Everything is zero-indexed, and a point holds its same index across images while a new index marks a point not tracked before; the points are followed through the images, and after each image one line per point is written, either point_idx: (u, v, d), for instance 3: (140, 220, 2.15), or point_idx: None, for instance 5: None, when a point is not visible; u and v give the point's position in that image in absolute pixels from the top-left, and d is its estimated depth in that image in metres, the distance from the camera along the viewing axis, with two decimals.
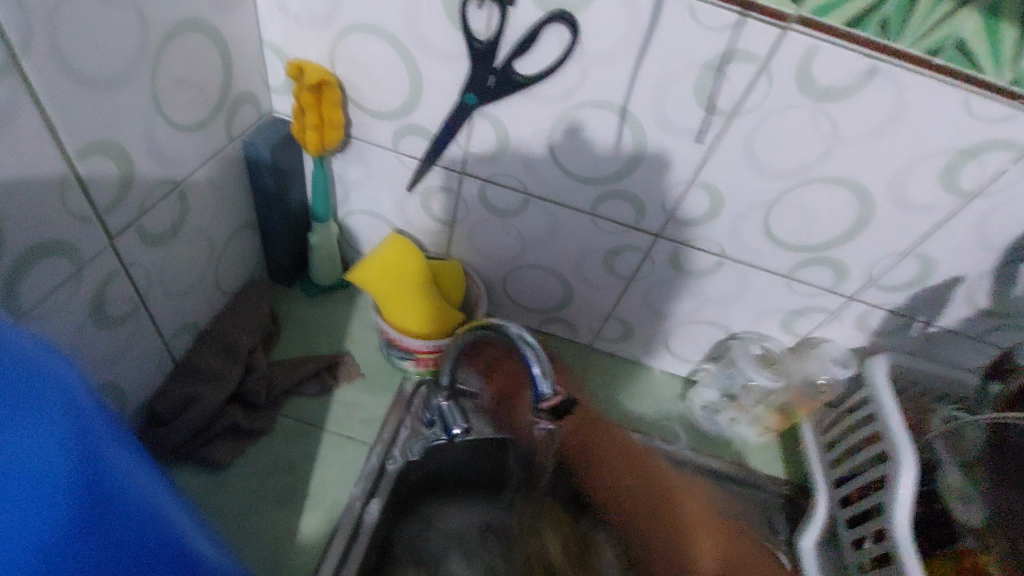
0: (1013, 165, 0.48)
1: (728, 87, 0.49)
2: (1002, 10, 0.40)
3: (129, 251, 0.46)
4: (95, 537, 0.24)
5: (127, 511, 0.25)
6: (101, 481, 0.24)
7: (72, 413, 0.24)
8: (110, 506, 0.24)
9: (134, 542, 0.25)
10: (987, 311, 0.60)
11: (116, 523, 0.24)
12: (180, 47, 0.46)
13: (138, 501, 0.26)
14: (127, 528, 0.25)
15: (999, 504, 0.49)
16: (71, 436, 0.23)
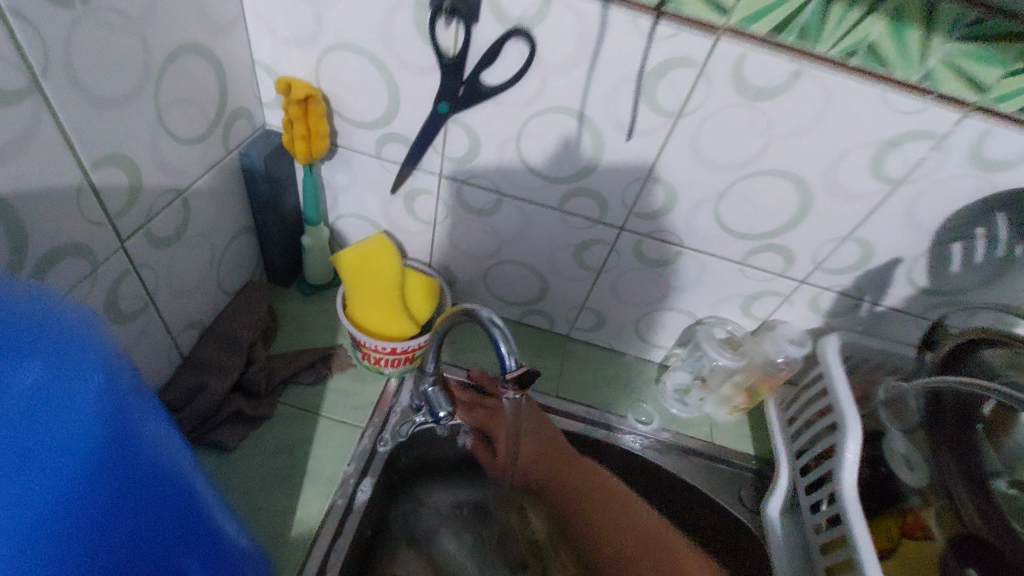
0: (932, 153, 0.50)
1: (672, 89, 0.50)
2: (907, 14, 0.43)
3: (140, 252, 0.51)
4: (132, 508, 0.26)
5: (139, 468, 0.27)
6: (129, 449, 0.26)
7: (103, 385, 0.25)
8: (128, 460, 0.26)
9: (151, 493, 0.28)
10: (927, 289, 0.60)
11: (134, 479, 0.26)
12: (179, 68, 0.50)
13: (152, 461, 0.27)
14: (143, 481, 0.27)
15: (941, 483, 0.52)
16: (99, 409, 0.24)
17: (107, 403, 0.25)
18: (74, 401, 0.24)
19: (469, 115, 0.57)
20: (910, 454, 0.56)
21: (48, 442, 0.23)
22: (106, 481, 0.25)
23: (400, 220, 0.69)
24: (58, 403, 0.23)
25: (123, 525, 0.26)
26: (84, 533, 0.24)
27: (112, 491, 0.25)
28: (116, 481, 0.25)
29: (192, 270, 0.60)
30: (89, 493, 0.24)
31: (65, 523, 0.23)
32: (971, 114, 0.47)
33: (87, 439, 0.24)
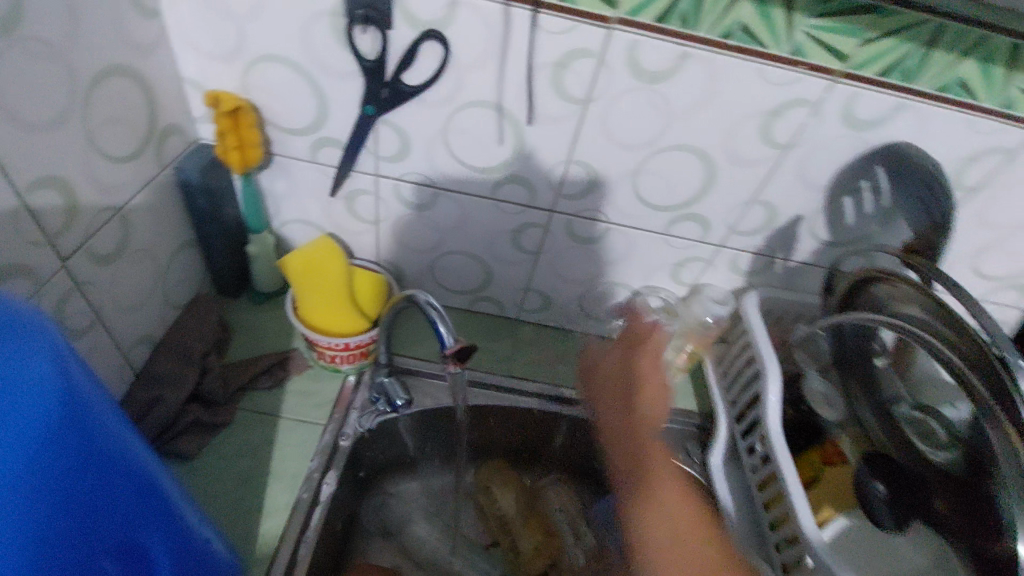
0: (811, 119, 0.56)
1: (578, 77, 0.55)
2: None
3: (82, 271, 0.53)
4: (82, 482, 0.30)
5: (90, 445, 0.31)
6: (81, 428, 0.30)
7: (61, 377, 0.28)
8: (81, 437, 0.30)
9: (101, 468, 0.31)
10: (830, 243, 0.67)
11: (84, 456, 0.30)
12: (106, 89, 0.52)
13: (101, 441, 0.31)
14: (92, 456, 0.31)
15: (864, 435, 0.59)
16: (59, 397, 0.28)
17: (63, 389, 0.28)
18: (35, 394, 0.27)
19: (395, 115, 0.60)
20: (829, 392, 0.63)
21: (18, 427, 0.26)
22: (66, 461, 0.29)
23: (343, 222, 0.72)
24: (22, 393, 0.26)
25: (78, 500, 0.30)
26: (50, 506, 0.28)
27: (70, 468, 0.29)
28: (71, 462, 0.29)
29: (137, 286, 0.61)
30: (52, 469, 0.28)
31: (29, 490, 0.27)
32: (839, 80, 0.53)
33: (48, 424, 0.28)
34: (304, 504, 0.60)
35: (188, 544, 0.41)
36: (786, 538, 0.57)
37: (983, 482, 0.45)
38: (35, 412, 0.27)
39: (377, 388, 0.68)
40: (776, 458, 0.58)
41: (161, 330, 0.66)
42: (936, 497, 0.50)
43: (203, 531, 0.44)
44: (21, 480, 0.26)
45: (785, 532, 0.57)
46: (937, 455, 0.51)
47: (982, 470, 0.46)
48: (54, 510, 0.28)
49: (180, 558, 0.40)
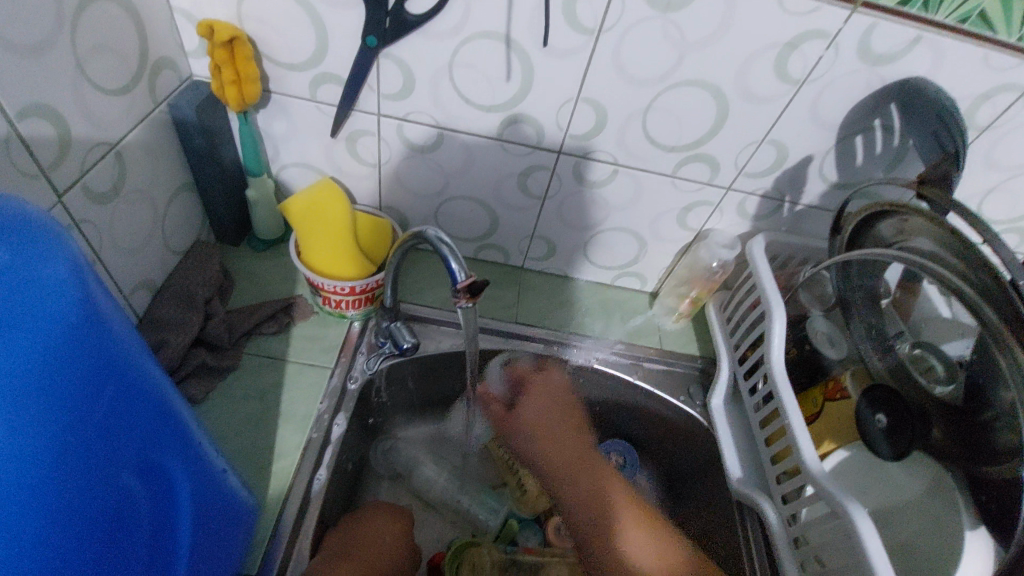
0: (828, 52, 0.54)
1: (590, 6, 0.53)
2: None
3: (78, 208, 0.51)
4: (100, 394, 0.30)
5: (105, 357, 0.30)
6: (96, 339, 0.30)
7: (71, 286, 0.28)
8: (96, 347, 0.30)
9: (117, 382, 0.31)
10: (838, 185, 0.66)
11: (100, 368, 0.30)
12: (94, 14, 0.49)
13: (116, 355, 0.31)
14: (108, 369, 0.31)
15: (867, 377, 0.58)
16: (71, 305, 0.28)
17: (74, 299, 0.28)
18: (50, 297, 0.27)
19: (399, 48, 0.58)
20: (832, 332, 0.62)
21: (28, 332, 0.26)
22: (83, 369, 0.29)
23: (345, 166, 0.70)
24: (36, 293, 0.26)
25: (94, 411, 0.30)
26: (69, 415, 0.28)
27: (87, 378, 0.29)
28: (87, 374, 0.29)
29: (135, 228, 0.59)
30: (70, 376, 0.28)
31: (46, 395, 0.26)
32: (857, 10, 0.51)
33: (64, 330, 0.27)
34: (315, 444, 0.60)
35: (206, 474, 0.42)
36: (786, 472, 0.59)
37: (979, 410, 0.47)
38: (51, 316, 0.27)
39: (384, 333, 0.68)
40: (778, 398, 0.59)
41: (161, 276, 0.65)
42: (935, 425, 0.52)
43: (219, 462, 0.45)
44: (36, 379, 0.26)
45: (786, 468, 0.58)
46: (937, 388, 0.51)
47: (978, 399, 0.47)
48: (72, 421, 0.28)
49: (200, 485, 0.41)
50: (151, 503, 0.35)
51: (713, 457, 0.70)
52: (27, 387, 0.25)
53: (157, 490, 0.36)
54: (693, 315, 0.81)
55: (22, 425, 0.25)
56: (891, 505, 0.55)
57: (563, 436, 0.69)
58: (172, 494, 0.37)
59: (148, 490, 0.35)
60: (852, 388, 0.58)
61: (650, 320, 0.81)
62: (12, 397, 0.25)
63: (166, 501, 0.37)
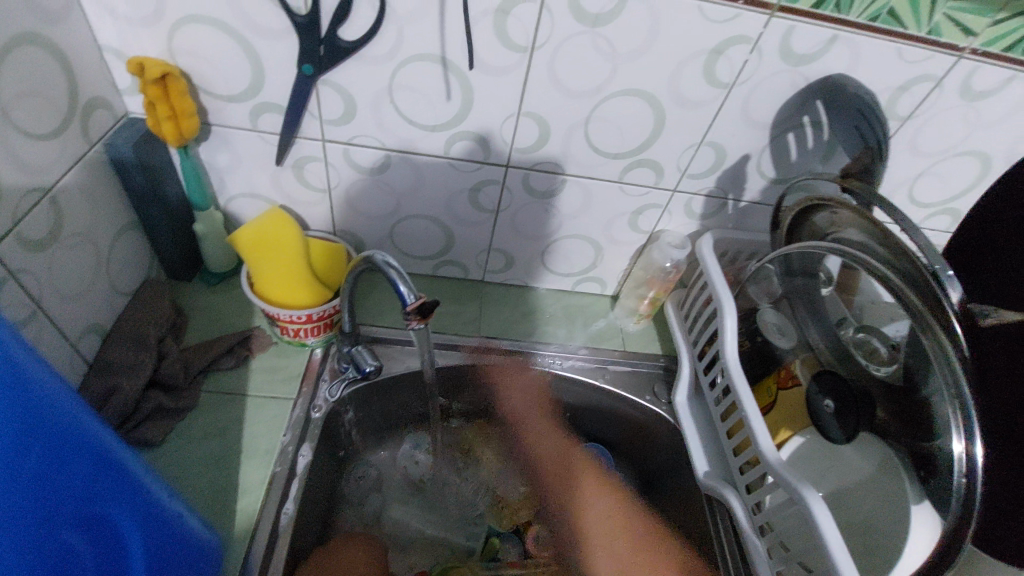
0: (752, 56, 0.57)
1: (521, 25, 0.54)
2: None
3: (15, 258, 0.49)
4: (32, 448, 0.29)
5: (35, 411, 0.29)
6: (23, 395, 0.29)
7: None
8: (23, 403, 0.29)
9: (51, 434, 0.30)
10: (776, 181, 0.69)
11: (31, 422, 0.29)
12: (18, 60, 0.48)
13: (49, 408, 0.30)
14: (40, 422, 0.30)
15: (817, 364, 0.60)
16: None
17: None
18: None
19: (336, 74, 0.58)
20: (783, 323, 0.64)
21: None
22: (10, 426, 0.28)
23: (294, 193, 0.70)
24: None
25: (27, 467, 0.29)
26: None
27: (15, 435, 0.28)
28: (13, 434, 0.28)
29: (78, 272, 0.58)
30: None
31: None
32: (775, 14, 0.54)
33: None
34: (281, 477, 0.59)
35: (161, 522, 0.41)
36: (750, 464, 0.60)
37: (914, 390, 0.50)
38: None
39: (346, 357, 0.67)
40: (735, 392, 0.60)
41: (109, 318, 0.63)
42: (880, 407, 0.54)
43: (177, 507, 0.44)
44: None
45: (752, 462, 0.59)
46: (879, 370, 0.54)
47: (914, 378, 0.50)
48: (0, 484, 0.27)
49: (155, 532, 0.40)
50: (98, 557, 0.34)
51: (681, 454, 0.71)
52: None
53: (105, 544, 0.35)
54: (654, 315, 0.83)
55: None
56: (846, 486, 0.56)
57: (545, 425, 0.79)
58: (122, 546, 0.36)
59: (94, 545, 0.34)
60: (807, 378, 0.60)
61: (612, 323, 0.82)
62: None
63: (116, 553, 0.36)
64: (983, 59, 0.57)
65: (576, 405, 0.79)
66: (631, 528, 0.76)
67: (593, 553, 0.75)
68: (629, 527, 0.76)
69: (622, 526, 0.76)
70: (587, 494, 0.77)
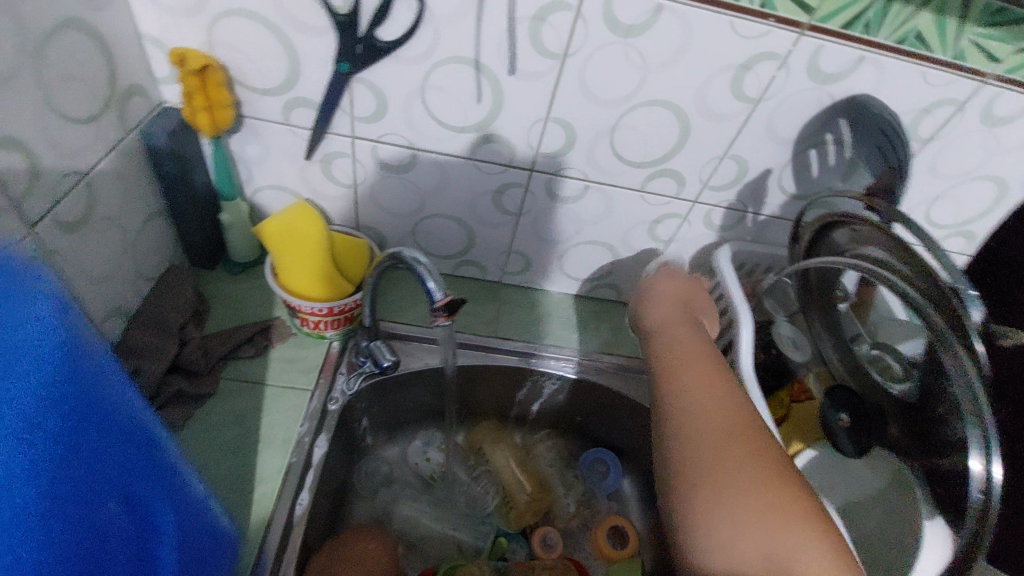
0: (780, 72, 0.58)
1: (556, 30, 0.55)
2: None
3: (49, 239, 0.50)
4: (89, 423, 0.31)
5: (92, 388, 0.31)
6: (82, 373, 0.30)
7: (57, 324, 0.29)
8: (83, 381, 0.30)
9: (104, 411, 0.32)
10: (796, 196, 0.70)
11: (89, 399, 0.31)
12: (63, 46, 0.49)
13: (101, 387, 0.32)
14: (96, 400, 0.31)
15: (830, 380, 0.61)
16: (59, 341, 0.29)
17: (60, 334, 0.29)
18: (32, 334, 0.27)
19: (371, 73, 0.59)
20: (797, 336, 0.65)
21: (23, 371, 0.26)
22: (73, 403, 0.30)
23: (320, 188, 0.71)
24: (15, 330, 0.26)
25: (85, 442, 0.30)
26: (64, 446, 0.29)
27: (78, 410, 0.30)
28: (75, 410, 0.30)
29: (107, 255, 0.58)
30: (63, 409, 0.29)
31: (40, 428, 0.27)
32: (804, 33, 0.55)
33: (51, 368, 0.28)
34: (296, 468, 0.60)
35: (188, 505, 0.41)
36: None
37: (932, 405, 0.50)
38: (41, 356, 0.27)
39: (365, 351, 0.68)
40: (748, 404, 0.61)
41: (134, 301, 0.64)
42: (893, 424, 0.54)
43: (201, 491, 0.44)
44: (31, 415, 0.27)
45: None
46: (893, 387, 0.54)
47: (927, 395, 0.50)
48: (64, 455, 0.29)
49: (183, 515, 0.41)
50: (135, 536, 0.35)
51: None
52: (24, 422, 0.26)
53: (141, 524, 0.36)
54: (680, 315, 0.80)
55: (23, 458, 0.26)
56: (855, 501, 0.57)
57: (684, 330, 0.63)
58: (155, 528, 0.37)
59: (131, 524, 0.34)
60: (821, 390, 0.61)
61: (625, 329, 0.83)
62: (12, 432, 0.26)
63: (151, 531, 0.37)
64: (1005, 86, 0.58)
65: (587, 408, 0.80)
66: (754, 433, 0.50)
67: (683, 404, 0.54)
68: (750, 433, 0.50)
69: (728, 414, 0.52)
70: (711, 400, 0.53)
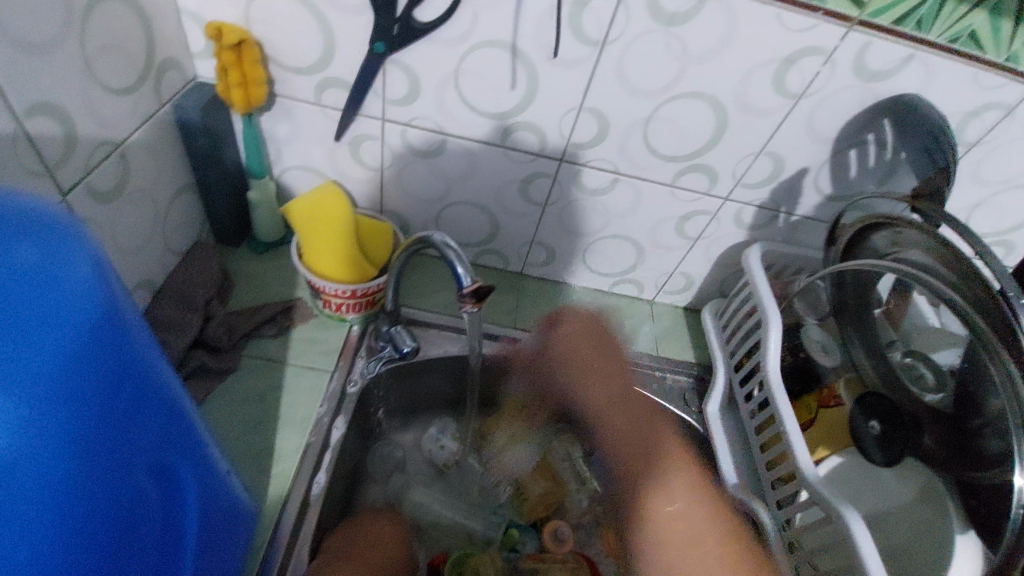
0: (824, 68, 0.56)
1: (596, 17, 0.54)
2: None
3: (82, 208, 0.51)
4: (123, 393, 0.30)
5: (131, 358, 0.30)
6: (124, 342, 0.29)
7: (102, 289, 0.27)
8: (124, 350, 0.29)
9: (139, 380, 0.31)
10: (831, 197, 0.68)
11: (126, 368, 0.30)
12: (104, 16, 0.49)
13: (139, 357, 0.31)
14: (132, 369, 0.30)
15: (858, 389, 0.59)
16: (104, 307, 0.27)
17: (104, 300, 0.27)
18: (79, 298, 0.26)
19: (405, 54, 0.58)
20: (825, 341, 0.62)
21: (65, 336, 0.25)
22: (112, 372, 0.28)
23: (348, 170, 0.70)
24: (46, 293, 0.25)
25: (118, 412, 0.29)
26: (96, 415, 0.28)
27: (115, 380, 0.29)
28: (112, 379, 0.28)
29: (137, 227, 0.59)
30: (100, 378, 0.27)
31: (77, 395, 0.26)
32: (853, 28, 0.53)
33: (94, 333, 0.27)
34: (314, 447, 0.60)
35: (211, 478, 0.41)
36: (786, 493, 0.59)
37: (966, 418, 0.49)
38: (84, 320, 0.26)
39: (385, 337, 0.68)
40: (774, 408, 0.59)
41: (160, 274, 0.64)
42: (927, 433, 0.54)
43: (223, 465, 0.44)
44: (69, 381, 0.25)
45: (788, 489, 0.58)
46: (928, 396, 0.53)
47: (970, 405, 0.49)
48: (94, 425, 0.28)
49: (206, 487, 0.41)
50: (158, 505, 0.35)
51: (708, 464, 0.70)
52: (61, 390, 0.25)
53: (166, 492, 0.35)
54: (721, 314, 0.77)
55: (54, 425, 0.25)
56: (884, 509, 0.55)
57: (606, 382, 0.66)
58: (180, 497, 0.37)
59: (158, 491, 0.34)
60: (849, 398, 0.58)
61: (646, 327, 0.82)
62: (48, 398, 0.24)
63: (174, 501, 0.37)
64: None
65: None
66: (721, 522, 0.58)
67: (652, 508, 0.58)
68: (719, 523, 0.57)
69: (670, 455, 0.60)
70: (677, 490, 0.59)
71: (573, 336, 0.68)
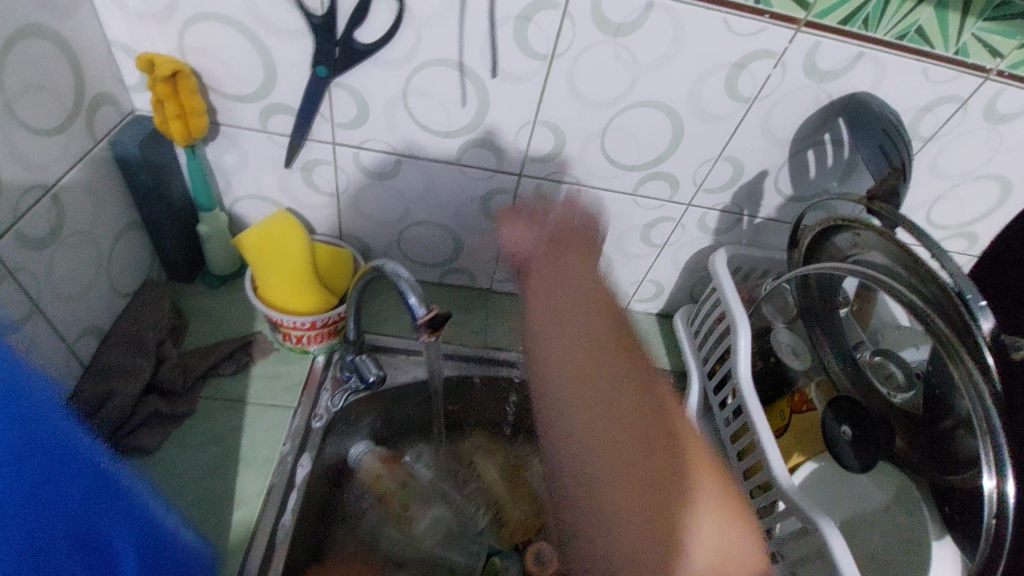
0: (775, 71, 0.56)
1: (542, 32, 0.53)
2: None
3: (12, 257, 0.48)
4: (34, 463, 0.27)
5: (44, 424, 0.28)
6: (33, 410, 0.27)
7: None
8: (33, 419, 0.27)
9: (55, 447, 0.29)
10: (793, 198, 0.68)
11: (38, 436, 0.27)
12: (26, 55, 0.47)
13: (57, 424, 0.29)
14: (46, 435, 0.28)
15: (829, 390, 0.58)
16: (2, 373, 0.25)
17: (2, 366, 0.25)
18: None
19: (350, 77, 0.57)
20: (796, 342, 0.61)
21: None
22: (14, 443, 0.26)
23: (301, 196, 0.68)
24: None
25: (27, 483, 0.27)
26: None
27: (20, 450, 0.27)
28: (17, 449, 0.26)
29: (77, 272, 0.56)
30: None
31: None
32: (801, 29, 0.52)
33: None
34: (278, 489, 0.57)
35: (155, 538, 0.38)
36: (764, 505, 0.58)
37: (939, 419, 0.49)
38: None
39: (350, 366, 0.66)
40: (747, 416, 0.58)
41: (107, 318, 0.61)
42: (898, 437, 0.53)
43: (169, 520, 0.42)
44: None
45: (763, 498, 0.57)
46: (897, 396, 0.53)
47: (937, 408, 0.49)
48: None
49: (149, 548, 0.38)
50: None
51: None
52: None
53: (98, 566, 0.32)
54: (689, 318, 0.77)
55: None
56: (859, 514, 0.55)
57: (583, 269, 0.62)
58: (117, 567, 0.34)
59: (87, 566, 0.31)
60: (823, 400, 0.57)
61: None
62: None
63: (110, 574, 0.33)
64: (1009, 81, 0.56)
65: None
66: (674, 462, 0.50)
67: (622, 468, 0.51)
68: (674, 465, 0.50)
69: (601, 335, 0.58)
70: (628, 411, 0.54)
71: (591, 218, 0.64)
